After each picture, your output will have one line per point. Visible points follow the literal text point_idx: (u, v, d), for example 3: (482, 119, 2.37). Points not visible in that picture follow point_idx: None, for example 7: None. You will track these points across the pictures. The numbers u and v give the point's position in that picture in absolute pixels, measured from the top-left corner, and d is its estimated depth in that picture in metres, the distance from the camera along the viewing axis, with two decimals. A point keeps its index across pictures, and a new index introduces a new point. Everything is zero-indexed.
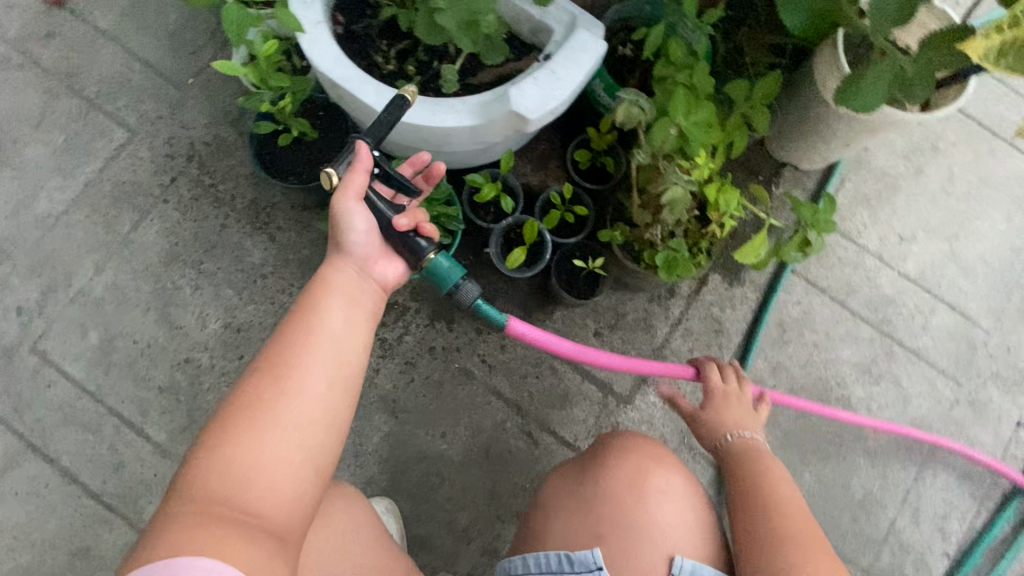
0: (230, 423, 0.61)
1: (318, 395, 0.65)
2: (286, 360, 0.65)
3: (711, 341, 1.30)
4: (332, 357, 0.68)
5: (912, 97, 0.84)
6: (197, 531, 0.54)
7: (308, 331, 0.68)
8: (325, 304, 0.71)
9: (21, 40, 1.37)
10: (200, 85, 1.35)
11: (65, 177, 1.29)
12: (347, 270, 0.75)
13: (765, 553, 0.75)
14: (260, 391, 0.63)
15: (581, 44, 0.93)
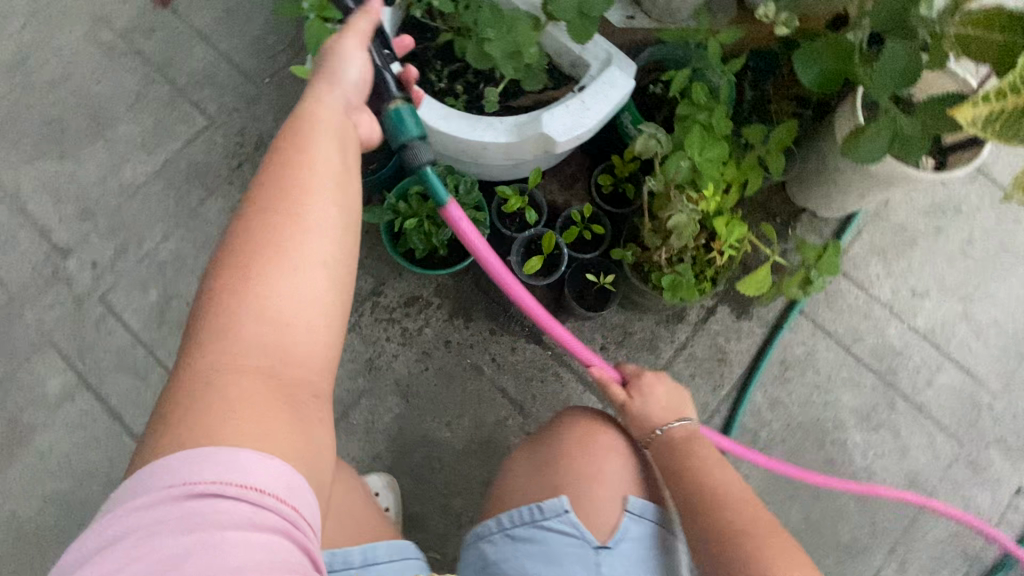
0: (240, 283, 0.61)
1: (320, 234, 0.66)
2: (288, 198, 0.65)
3: (712, 369, 1.35)
4: (330, 192, 0.68)
5: (910, 154, 0.91)
6: (235, 398, 0.57)
7: (301, 173, 0.67)
8: (318, 143, 0.70)
9: (128, 31, 1.56)
10: (274, 85, 1.51)
11: (149, 153, 1.46)
12: (339, 111, 0.76)
13: (707, 542, 0.79)
14: (268, 238, 0.63)
15: (611, 79, 1.03)
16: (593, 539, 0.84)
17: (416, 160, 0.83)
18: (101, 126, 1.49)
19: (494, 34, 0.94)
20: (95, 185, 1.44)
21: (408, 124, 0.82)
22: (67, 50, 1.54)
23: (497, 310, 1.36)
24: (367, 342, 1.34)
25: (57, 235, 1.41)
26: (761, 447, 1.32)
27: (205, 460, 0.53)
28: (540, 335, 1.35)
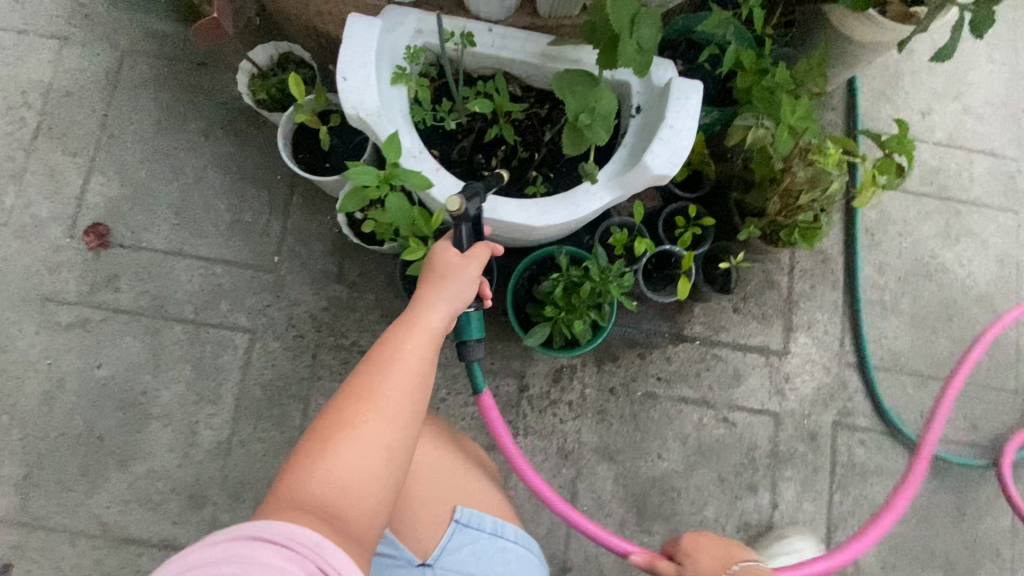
0: (325, 429, 0.64)
1: (392, 418, 0.66)
2: (381, 366, 0.69)
3: (824, 271, 1.45)
4: (415, 392, 0.69)
5: (979, 33, 0.95)
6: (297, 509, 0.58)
7: (390, 363, 0.69)
8: (412, 339, 0.72)
9: (89, 294, 1.32)
10: (288, 258, 1.35)
11: (214, 401, 1.29)
12: (443, 317, 0.76)
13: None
14: (364, 385, 0.67)
15: (680, 91, 1.01)
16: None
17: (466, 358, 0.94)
18: (140, 407, 1.29)
19: (589, 119, 0.89)
20: (182, 467, 1.27)
21: (472, 330, 0.92)
22: (40, 354, 1.29)
23: (636, 335, 1.37)
24: (547, 435, 1.33)
25: (184, 538, 1.25)
26: (891, 307, 1.47)
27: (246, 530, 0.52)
28: (682, 332, 1.38)
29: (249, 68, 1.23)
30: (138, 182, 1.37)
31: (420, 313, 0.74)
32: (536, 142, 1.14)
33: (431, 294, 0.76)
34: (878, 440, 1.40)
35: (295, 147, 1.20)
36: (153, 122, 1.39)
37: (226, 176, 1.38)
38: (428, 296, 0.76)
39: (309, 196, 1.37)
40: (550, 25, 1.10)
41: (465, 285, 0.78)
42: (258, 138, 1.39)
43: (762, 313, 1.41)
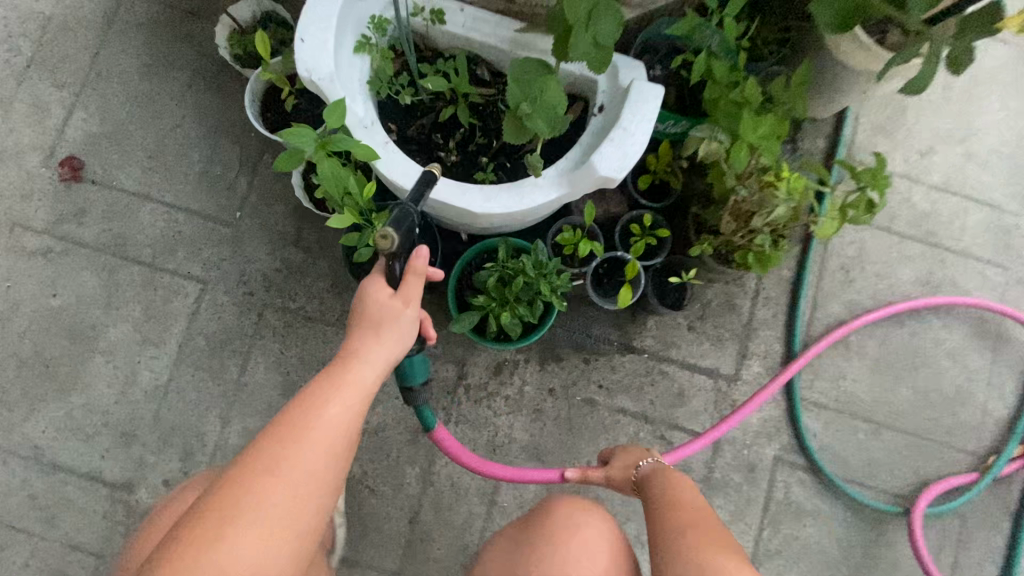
0: (230, 507, 0.65)
1: (301, 494, 0.68)
2: (299, 430, 0.69)
3: (790, 301, 1.40)
4: (331, 461, 0.71)
5: (957, 71, 0.91)
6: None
7: (308, 430, 0.70)
8: (336, 404, 0.72)
9: (55, 225, 1.36)
10: (249, 215, 1.36)
11: (158, 345, 1.32)
12: (371, 378, 0.76)
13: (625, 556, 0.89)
14: (276, 448, 0.68)
15: (640, 95, 0.98)
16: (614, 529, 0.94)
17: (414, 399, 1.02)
18: (87, 340, 1.32)
19: (530, 108, 0.87)
20: (119, 404, 1.30)
21: (418, 372, 0.98)
22: (1, 276, 1.33)
23: (583, 338, 1.35)
24: (478, 426, 1.32)
25: (109, 473, 1.27)
26: (856, 348, 1.41)
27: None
28: (631, 343, 1.35)
29: (229, 23, 1.23)
30: (118, 122, 1.40)
31: (350, 374, 0.75)
32: (498, 130, 1.13)
33: (369, 352, 0.77)
34: (819, 481, 1.36)
35: (263, 107, 1.21)
36: (140, 65, 1.42)
37: (202, 127, 1.39)
38: (360, 353, 0.76)
39: (279, 157, 1.38)
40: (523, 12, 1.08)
41: (400, 331, 0.79)
42: (238, 93, 1.40)
43: (717, 335, 1.37)
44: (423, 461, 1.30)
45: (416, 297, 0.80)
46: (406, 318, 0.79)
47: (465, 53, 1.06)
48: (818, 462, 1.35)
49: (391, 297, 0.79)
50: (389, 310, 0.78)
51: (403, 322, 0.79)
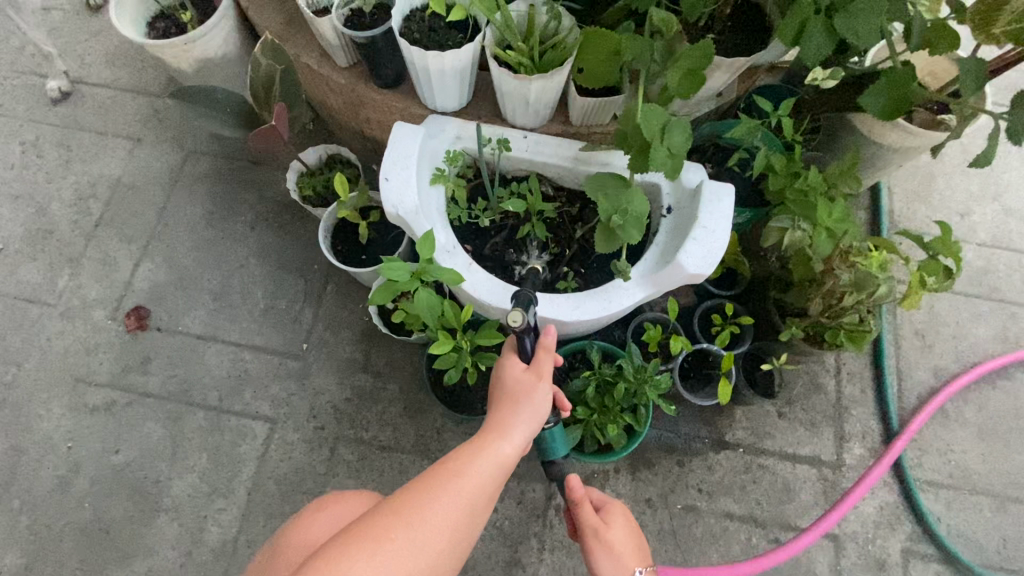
0: (368, 534, 0.68)
1: (425, 550, 0.69)
2: (444, 475, 0.75)
3: (874, 375, 1.36)
4: (464, 512, 0.73)
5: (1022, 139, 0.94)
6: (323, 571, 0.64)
7: (456, 476, 0.74)
8: (480, 459, 0.77)
9: (120, 376, 1.34)
10: (316, 346, 1.35)
11: (226, 495, 1.24)
12: (510, 448, 0.79)
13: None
14: (427, 486, 0.73)
15: (713, 193, 1.01)
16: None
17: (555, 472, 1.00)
18: (151, 497, 1.24)
19: (621, 219, 0.89)
20: (184, 568, 1.19)
21: (559, 448, 0.95)
22: (62, 437, 1.28)
23: (673, 438, 1.28)
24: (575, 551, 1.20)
25: None
26: (955, 417, 1.34)
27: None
28: (723, 439, 1.29)
29: (298, 168, 1.30)
30: (183, 268, 1.43)
31: (489, 441, 0.79)
32: (569, 239, 1.15)
33: (507, 422, 0.80)
34: (959, 574, 1.22)
35: (334, 240, 1.25)
36: (205, 213, 1.48)
37: (266, 265, 1.43)
38: (500, 422, 0.80)
39: (343, 285, 1.40)
40: (581, 132, 1.16)
41: (538, 405, 0.82)
42: (300, 229, 1.46)
43: (810, 419, 1.31)
44: None
45: (550, 375, 0.85)
46: (543, 394, 0.83)
47: (534, 174, 1.11)
48: (953, 551, 1.22)
49: (526, 370, 0.85)
50: (526, 382, 0.83)
51: (539, 396, 0.83)
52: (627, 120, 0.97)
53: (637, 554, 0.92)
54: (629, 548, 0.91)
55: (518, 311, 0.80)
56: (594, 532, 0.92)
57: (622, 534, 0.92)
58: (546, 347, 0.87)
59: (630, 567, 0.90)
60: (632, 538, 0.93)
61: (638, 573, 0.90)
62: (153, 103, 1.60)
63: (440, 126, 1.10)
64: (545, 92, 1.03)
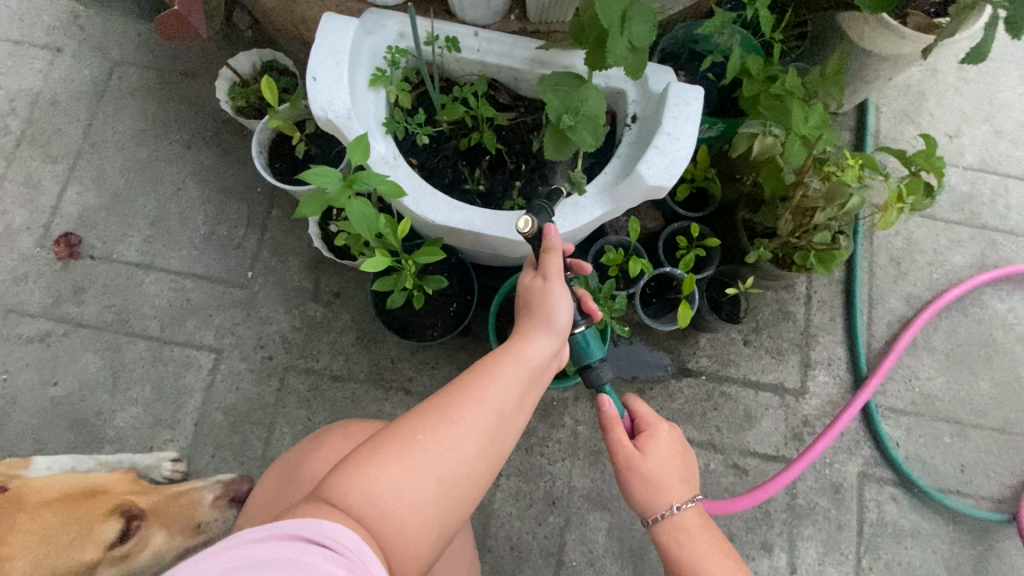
0: (398, 442, 0.62)
1: (459, 454, 0.63)
2: (470, 382, 0.67)
3: (844, 302, 1.31)
4: (490, 430, 0.66)
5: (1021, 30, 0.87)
6: (357, 466, 0.60)
7: (484, 390, 0.67)
8: (507, 372, 0.69)
9: (53, 306, 1.26)
10: (262, 274, 1.27)
11: (172, 426, 1.19)
12: (538, 368, 0.71)
13: (712, 547, 0.80)
14: (451, 393, 0.66)
15: (680, 97, 0.91)
16: (697, 524, 0.81)
17: (596, 381, 0.84)
18: (93, 429, 1.19)
19: (573, 120, 0.80)
20: None
21: (591, 352, 0.82)
22: None
23: (635, 366, 1.24)
24: (532, 477, 1.20)
25: None
26: (923, 345, 1.31)
27: (291, 526, 0.52)
28: (686, 367, 1.25)
29: (229, 76, 1.18)
30: (115, 192, 1.32)
31: (511, 356, 0.70)
32: (525, 154, 1.08)
33: (537, 333, 0.73)
34: (913, 496, 1.23)
35: (270, 156, 1.15)
36: (136, 132, 1.36)
37: (204, 188, 1.32)
38: (525, 333, 0.73)
39: (288, 210, 1.31)
40: (540, 30, 1.05)
41: (557, 310, 0.74)
42: (240, 148, 1.34)
43: (776, 347, 1.28)
44: (478, 524, 1.17)
45: (559, 276, 0.75)
46: (558, 298, 0.74)
47: (484, 78, 1.00)
48: (909, 474, 1.23)
49: (533, 277, 0.77)
50: (535, 292, 0.75)
51: (554, 300, 0.75)
52: (582, 7, 0.85)
53: (680, 486, 0.82)
54: (668, 474, 0.82)
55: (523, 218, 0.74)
56: (632, 460, 0.82)
57: (663, 461, 0.82)
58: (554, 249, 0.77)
59: (666, 499, 0.81)
60: (677, 465, 0.83)
61: (675, 506, 0.81)
62: (70, 8, 1.43)
63: (379, 21, 0.98)
64: None
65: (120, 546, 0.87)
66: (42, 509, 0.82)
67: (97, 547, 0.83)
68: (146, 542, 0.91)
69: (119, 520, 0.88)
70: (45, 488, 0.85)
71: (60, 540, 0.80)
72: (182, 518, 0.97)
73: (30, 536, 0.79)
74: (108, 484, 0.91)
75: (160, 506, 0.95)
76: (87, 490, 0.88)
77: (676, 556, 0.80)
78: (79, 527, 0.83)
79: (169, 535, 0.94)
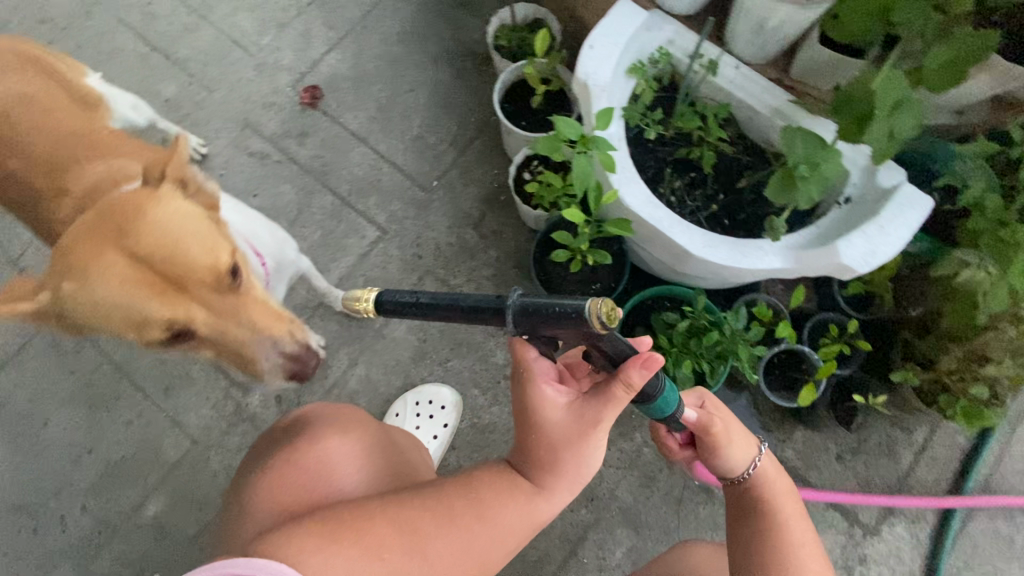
0: (357, 538, 0.62)
1: (423, 567, 0.63)
2: (453, 513, 0.67)
3: (959, 473, 1.24)
4: (462, 561, 0.65)
5: None
6: (304, 544, 0.60)
7: (460, 523, 0.66)
8: (499, 511, 0.67)
9: (279, 137, 1.49)
10: (444, 187, 1.43)
11: (321, 270, 1.38)
12: (537, 519, 0.69)
13: (791, 513, 0.75)
14: (426, 510, 0.66)
15: (906, 198, 0.93)
16: (772, 479, 0.77)
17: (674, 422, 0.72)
18: None
19: (807, 172, 0.85)
20: None
21: (667, 405, 0.67)
22: (219, 163, 1.47)
23: None
24: None
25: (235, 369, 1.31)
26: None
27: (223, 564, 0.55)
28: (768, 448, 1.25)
29: (503, 18, 1.34)
30: (364, 71, 1.53)
31: (511, 497, 0.68)
32: (725, 186, 1.14)
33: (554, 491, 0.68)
34: None
35: (506, 96, 1.29)
36: (400, 31, 1.56)
37: (432, 98, 1.50)
38: (541, 471, 0.67)
39: (489, 145, 1.45)
40: (794, 87, 1.09)
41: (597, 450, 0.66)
42: (474, 80, 1.51)
43: (866, 477, 1.24)
44: None
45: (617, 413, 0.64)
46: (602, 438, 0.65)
47: (726, 106, 1.08)
48: None
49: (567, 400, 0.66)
50: (571, 435, 0.65)
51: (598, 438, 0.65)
52: (854, 85, 0.89)
53: (749, 443, 0.77)
54: (739, 438, 0.76)
55: (593, 309, 0.52)
56: (719, 442, 0.75)
57: (737, 436, 0.76)
58: (630, 383, 0.61)
59: (741, 465, 0.76)
60: (739, 426, 0.77)
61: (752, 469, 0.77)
62: None
63: (661, 22, 1.07)
64: (788, 22, 0.97)
65: (175, 342, 0.91)
66: (125, 271, 0.82)
67: (145, 335, 0.87)
68: (198, 348, 0.95)
69: (175, 327, 0.87)
70: (148, 243, 0.82)
71: (126, 309, 0.83)
72: (236, 353, 0.96)
73: (106, 289, 0.82)
74: (198, 281, 0.85)
75: (221, 339, 0.92)
76: (172, 278, 0.83)
77: (770, 525, 0.74)
78: (140, 311, 0.83)
79: (218, 355, 0.97)
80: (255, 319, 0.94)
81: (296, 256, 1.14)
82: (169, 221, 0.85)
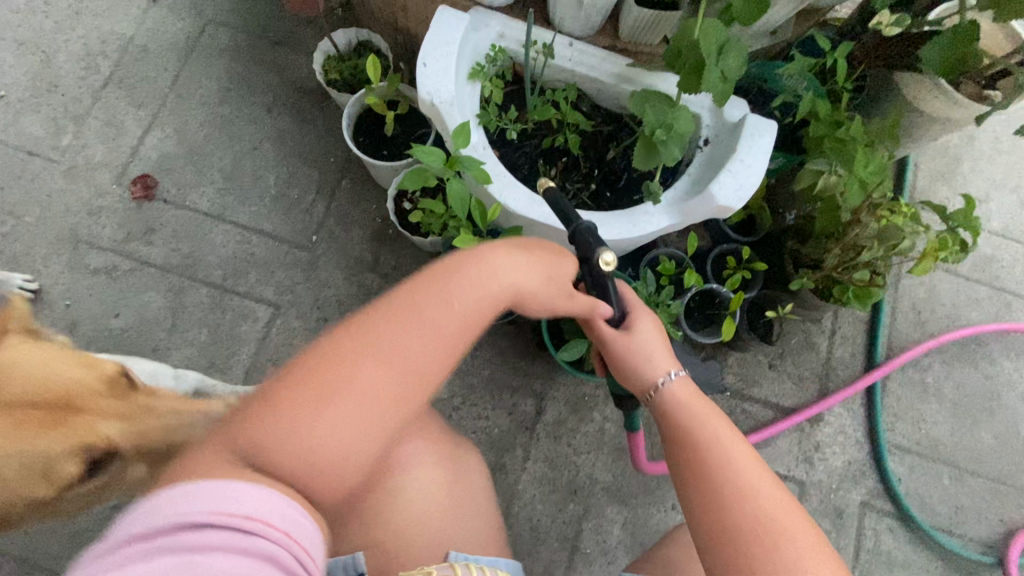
0: (312, 383, 0.54)
1: (384, 375, 0.56)
2: (396, 318, 0.58)
3: (867, 342, 1.39)
4: (428, 353, 0.58)
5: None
6: (254, 421, 0.52)
7: (411, 320, 0.58)
8: (446, 296, 0.61)
9: (122, 243, 1.31)
10: (326, 239, 1.34)
11: (223, 370, 1.25)
12: (498, 290, 0.64)
13: (742, 469, 0.66)
14: (367, 322, 0.58)
15: (754, 127, 0.99)
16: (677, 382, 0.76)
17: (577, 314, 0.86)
18: None
19: (664, 135, 0.87)
20: None
21: None
22: (60, 293, 1.27)
23: None
24: (558, 464, 1.26)
25: None
26: (934, 391, 1.39)
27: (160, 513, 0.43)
28: None
29: (327, 49, 1.26)
30: (195, 142, 1.38)
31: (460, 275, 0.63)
32: (597, 160, 1.16)
33: (491, 263, 0.65)
34: (911, 530, 1.30)
35: (356, 130, 1.22)
36: (220, 89, 1.42)
37: (281, 151, 1.39)
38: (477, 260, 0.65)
39: (358, 181, 1.37)
40: (628, 49, 1.12)
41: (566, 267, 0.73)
42: (319, 119, 1.41)
43: (798, 374, 1.36)
44: (502, 501, 1.24)
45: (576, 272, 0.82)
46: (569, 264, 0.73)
47: (573, 85, 1.09)
48: (908, 510, 1.30)
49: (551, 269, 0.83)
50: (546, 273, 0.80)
51: None
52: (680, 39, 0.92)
53: (666, 355, 0.78)
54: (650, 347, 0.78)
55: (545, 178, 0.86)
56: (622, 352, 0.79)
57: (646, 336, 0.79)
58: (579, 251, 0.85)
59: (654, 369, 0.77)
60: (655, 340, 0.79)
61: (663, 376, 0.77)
62: None
63: (485, 20, 1.05)
64: None
65: (90, 477, 0.78)
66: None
67: (55, 483, 0.74)
68: (121, 471, 0.83)
69: (87, 456, 0.76)
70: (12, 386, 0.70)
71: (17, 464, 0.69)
72: (167, 454, 0.86)
73: None
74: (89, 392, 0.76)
75: (147, 439, 0.83)
76: (61, 405, 0.73)
77: (713, 485, 0.65)
78: (38, 455, 0.71)
79: (150, 465, 0.86)
80: (169, 407, 0.87)
81: (177, 375, 1.03)
82: (26, 354, 0.73)
